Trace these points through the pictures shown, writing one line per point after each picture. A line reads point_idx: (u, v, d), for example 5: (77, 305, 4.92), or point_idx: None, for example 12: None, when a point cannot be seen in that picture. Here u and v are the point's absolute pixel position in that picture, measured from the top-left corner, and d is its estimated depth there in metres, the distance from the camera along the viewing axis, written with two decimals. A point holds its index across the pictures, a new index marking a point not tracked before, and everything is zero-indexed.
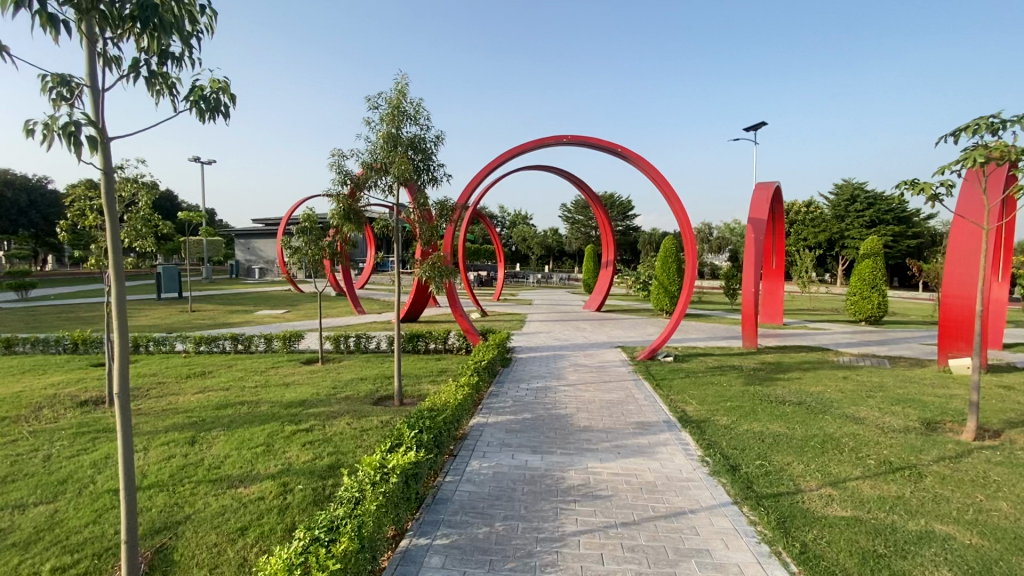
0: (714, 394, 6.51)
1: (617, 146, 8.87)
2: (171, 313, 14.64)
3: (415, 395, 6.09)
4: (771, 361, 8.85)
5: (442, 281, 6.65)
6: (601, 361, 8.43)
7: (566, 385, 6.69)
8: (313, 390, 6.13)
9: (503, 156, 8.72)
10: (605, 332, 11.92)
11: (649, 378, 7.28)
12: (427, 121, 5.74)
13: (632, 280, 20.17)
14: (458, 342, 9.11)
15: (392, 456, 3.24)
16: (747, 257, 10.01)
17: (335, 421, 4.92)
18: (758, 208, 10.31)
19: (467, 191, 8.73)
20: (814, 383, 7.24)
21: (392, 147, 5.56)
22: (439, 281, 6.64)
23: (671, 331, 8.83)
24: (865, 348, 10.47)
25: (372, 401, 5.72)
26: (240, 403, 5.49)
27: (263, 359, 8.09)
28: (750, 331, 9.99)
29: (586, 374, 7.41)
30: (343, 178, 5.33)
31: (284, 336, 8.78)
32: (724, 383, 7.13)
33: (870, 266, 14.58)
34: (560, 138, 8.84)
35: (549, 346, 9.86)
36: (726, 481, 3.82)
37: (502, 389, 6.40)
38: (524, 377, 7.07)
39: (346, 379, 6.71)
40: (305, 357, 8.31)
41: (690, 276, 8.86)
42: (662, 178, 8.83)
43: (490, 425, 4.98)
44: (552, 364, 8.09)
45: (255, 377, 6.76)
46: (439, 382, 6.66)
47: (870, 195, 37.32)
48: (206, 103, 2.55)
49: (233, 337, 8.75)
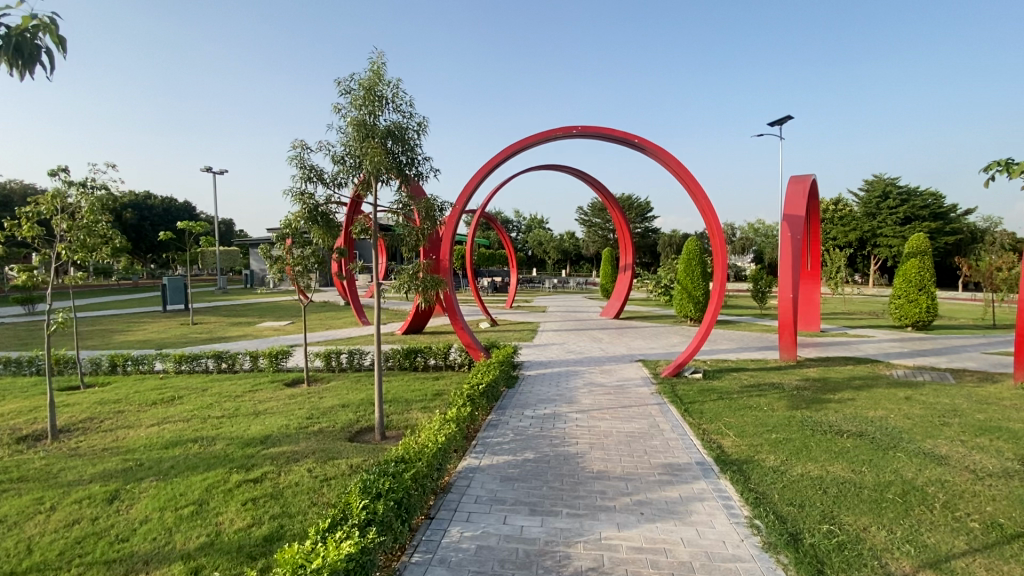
0: (754, 422, 5.47)
1: (634, 137, 7.92)
2: (171, 327, 14.10)
3: (399, 427, 5.23)
4: (815, 376, 7.75)
5: (432, 291, 5.72)
6: (620, 379, 7.46)
7: (578, 412, 5.73)
8: (285, 421, 5.32)
9: (506, 152, 7.85)
10: (623, 342, 10.90)
11: (676, 401, 6.29)
12: (409, 107, 4.88)
13: (652, 284, 19.08)
14: (460, 357, 8.25)
15: (325, 544, 2.35)
16: (783, 260, 8.94)
17: (294, 466, 4.08)
18: (795, 204, 9.22)
19: (465, 192, 7.90)
20: (873, 406, 6.14)
21: (366, 137, 4.71)
22: (430, 292, 5.71)
23: (699, 344, 7.79)
24: (920, 360, 9.27)
25: (348, 437, 4.87)
26: (193, 441, 4.69)
27: (243, 381, 7.34)
28: (789, 342, 8.92)
29: (602, 396, 6.44)
30: (306, 174, 4.48)
31: (269, 353, 8.04)
32: (765, 407, 6.08)
33: (917, 266, 13.13)
34: (570, 129, 7.90)
35: (561, 361, 8.90)
36: (788, 562, 2.83)
37: (503, 418, 5.49)
38: (529, 401, 6.14)
39: (325, 407, 5.88)
40: (290, 377, 7.52)
41: (720, 282, 7.82)
42: (687, 173, 7.84)
43: (481, 471, 4.07)
44: (564, 383, 7.17)
45: (225, 405, 5.98)
46: (430, 409, 5.77)
47: (902, 191, 35.65)
48: (16, 44, 1.73)
49: (215, 355, 8.04)
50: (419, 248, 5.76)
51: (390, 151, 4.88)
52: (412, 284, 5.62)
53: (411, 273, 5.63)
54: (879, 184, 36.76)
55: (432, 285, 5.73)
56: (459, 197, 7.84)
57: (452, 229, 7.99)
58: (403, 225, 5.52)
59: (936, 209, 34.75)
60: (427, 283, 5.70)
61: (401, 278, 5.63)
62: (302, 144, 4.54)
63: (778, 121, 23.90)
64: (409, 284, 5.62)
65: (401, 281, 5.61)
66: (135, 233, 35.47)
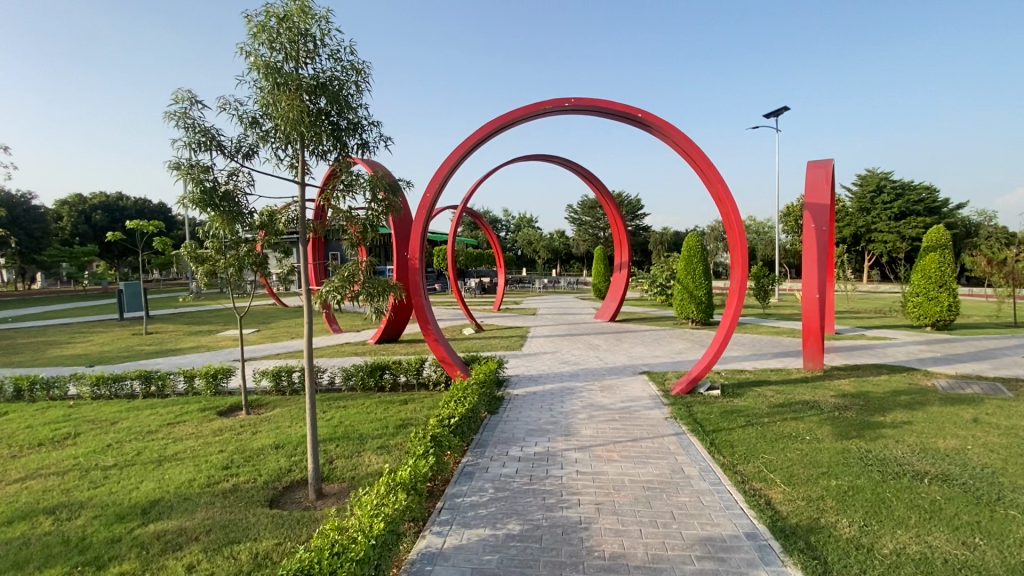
0: (803, 462, 4.28)
1: (636, 111, 6.66)
2: (119, 337, 12.68)
3: (344, 479, 3.98)
4: (852, 391, 6.61)
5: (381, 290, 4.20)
6: (625, 399, 6.20)
7: (578, 450, 4.48)
8: (192, 472, 4.03)
9: (484, 130, 6.58)
10: (623, 350, 9.67)
11: (696, 428, 5.13)
12: (348, 53, 3.66)
13: (646, 284, 17.97)
14: (436, 374, 6.96)
15: None
16: (806, 256, 7.86)
17: (164, 561, 2.80)
18: (817, 191, 8.06)
19: (436, 178, 6.63)
20: (939, 434, 5.00)
21: (286, 89, 3.49)
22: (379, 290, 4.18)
23: (716, 355, 6.59)
24: (960, 367, 8.16)
25: (270, 500, 3.61)
26: (44, 514, 3.43)
27: (169, 408, 6.03)
28: (814, 349, 7.87)
29: (606, 424, 5.22)
30: (196, 139, 3.21)
31: (207, 373, 6.74)
32: (811, 438, 4.86)
33: (937, 260, 12.17)
34: (562, 101, 6.62)
35: (554, 375, 7.64)
36: None
37: (481, 462, 4.23)
38: (515, 435, 4.88)
39: (254, 448, 4.58)
40: (226, 403, 6.21)
41: (739, 283, 6.64)
42: (699, 153, 6.61)
43: (443, 562, 2.80)
44: (558, 406, 5.95)
45: (127, 448, 4.67)
46: (390, 449, 4.52)
47: (896, 185, 34.95)
48: None
49: (142, 376, 6.72)
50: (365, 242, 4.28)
51: (322, 110, 3.65)
52: (343, 293, 3.97)
53: (343, 275, 4.01)
54: (872, 180, 36.01)
55: (382, 290, 4.16)
56: (429, 184, 6.57)
57: (423, 222, 6.79)
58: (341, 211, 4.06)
59: (930, 203, 34.05)
60: (375, 288, 4.13)
61: (326, 280, 4.00)
62: (190, 95, 3.21)
63: (772, 112, 22.85)
64: (338, 293, 4.00)
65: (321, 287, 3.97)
66: (103, 235, 33.70)
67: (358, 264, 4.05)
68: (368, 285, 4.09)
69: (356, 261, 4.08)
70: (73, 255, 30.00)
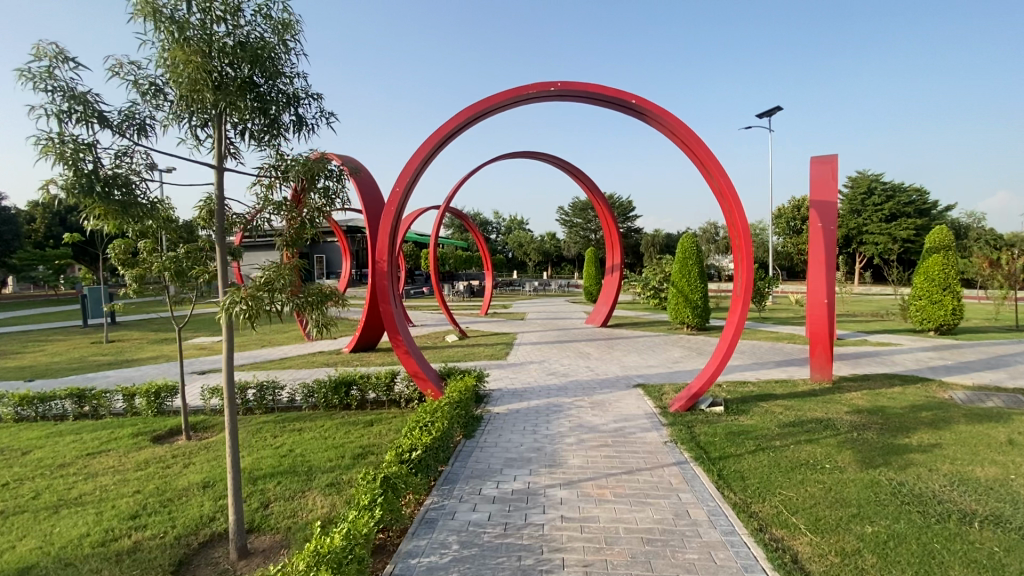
0: (829, 499, 3.63)
1: (630, 97, 5.96)
2: (76, 347, 11.81)
3: (278, 530, 3.26)
4: (867, 406, 5.99)
5: (318, 307, 3.10)
6: (619, 419, 5.52)
7: (565, 487, 3.79)
8: (88, 526, 3.29)
9: (461, 117, 5.89)
10: (615, 359, 9.00)
11: (701, 454, 4.47)
12: (277, 6, 2.96)
13: (638, 287, 17.39)
14: (408, 390, 6.23)
15: None
16: (813, 257, 7.26)
17: None
18: (823, 188, 7.43)
19: (407, 172, 5.92)
20: (977, 459, 4.38)
21: (193, 45, 2.81)
22: (313, 307, 3.08)
23: (718, 367, 5.93)
24: (976, 376, 7.60)
25: (176, 561, 2.91)
26: None
27: (96, 433, 5.25)
28: (822, 358, 7.27)
29: (598, 451, 4.53)
30: (61, 105, 2.54)
31: (147, 390, 5.96)
32: (832, 468, 4.20)
33: (940, 263, 11.70)
34: (548, 86, 5.92)
35: (540, 388, 6.95)
36: None
37: (446, 506, 3.52)
38: (491, 467, 4.18)
39: (178, 487, 3.85)
40: (165, 426, 5.44)
41: (745, 289, 5.98)
42: (699, 144, 5.94)
43: None
44: (543, 427, 5.26)
45: (23, 488, 3.90)
46: (341, 487, 3.80)
47: (887, 186, 34.83)
48: None
49: (73, 394, 5.94)
50: (306, 231, 3.40)
51: (242, 76, 2.95)
52: (258, 304, 2.82)
53: (256, 284, 2.89)
54: (863, 180, 35.81)
55: (316, 300, 3.08)
56: (399, 178, 5.87)
57: (393, 221, 6.08)
58: (276, 204, 3.30)
59: (921, 205, 33.89)
60: (306, 297, 3.05)
61: (232, 291, 2.86)
62: (59, 51, 2.56)
63: (764, 112, 22.50)
64: (251, 305, 2.84)
65: (225, 300, 2.83)
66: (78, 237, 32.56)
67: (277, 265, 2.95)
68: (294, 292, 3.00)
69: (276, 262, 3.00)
70: (44, 258, 28.82)
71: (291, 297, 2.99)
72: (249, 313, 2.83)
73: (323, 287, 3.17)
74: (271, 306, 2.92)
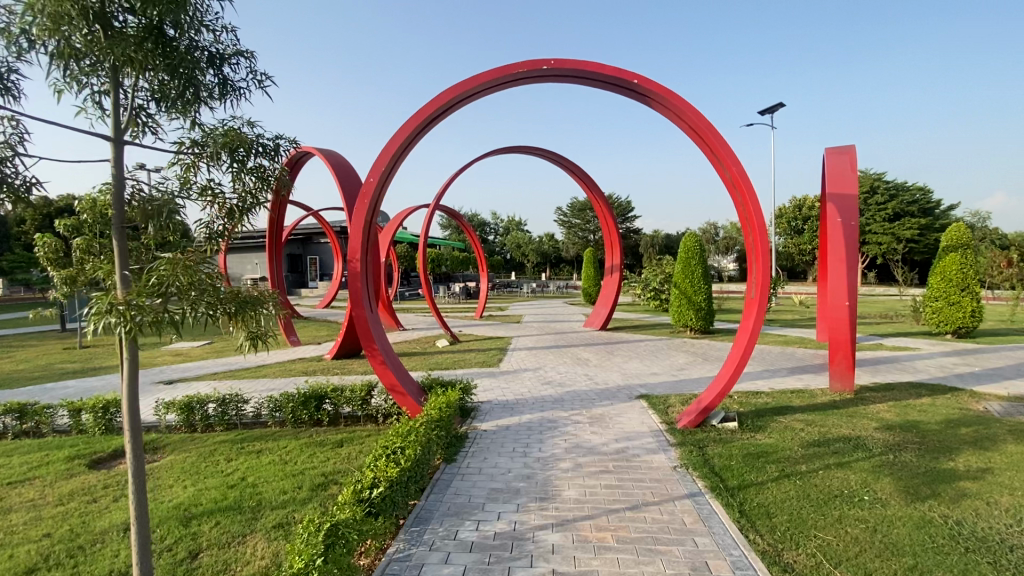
0: (875, 545, 3.01)
1: (632, 77, 5.35)
2: (47, 353, 11.13)
3: None
4: (898, 421, 5.37)
5: (239, 314, 2.37)
6: (621, 438, 4.89)
7: (559, 529, 3.16)
8: None
9: (442, 99, 5.27)
10: (615, 366, 8.36)
11: (717, 483, 3.83)
12: None
13: (638, 288, 16.79)
14: (386, 404, 5.59)
15: None
16: (832, 256, 6.64)
17: None
18: (841, 181, 6.84)
19: (382, 160, 5.30)
20: None
21: None
22: (234, 317, 2.36)
23: (731, 378, 5.28)
24: (1009, 385, 6.98)
25: None
26: None
27: (28, 456, 4.62)
28: (842, 366, 6.63)
29: (599, 480, 3.90)
30: None
31: (93, 404, 5.33)
32: (871, 500, 3.58)
33: (957, 262, 11.09)
34: (539, 64, 5.30)
35: (534, 400, 6.32)
36: None
37: (413, 557, 2.88)
38: (473, 502, 3.54)
39: (93, 529, 3.22)
40: (109, 447, 4.80)
41: (761, 290, 5.34)
42: (709, 128, 5.33)
43: None
44: (534, 448, 4.62)
45: None
46: (287, 530, 3.17)
47: (890, 185, 34.30)
48: None
49: (13, 410, 5.32)
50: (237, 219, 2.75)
51: (145, 23, 2.33)
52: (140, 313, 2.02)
53: (140, 287, 2.09)
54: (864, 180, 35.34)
55: (235, 308, 2.34)
56: (373, 167, 5.24)
57: (366, 215, 5.43)
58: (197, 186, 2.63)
59: (924, 205, 33.36)
60: (216, 301, 2.29)
61: (101, 296, 2.04)
62: None
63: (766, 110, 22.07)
64: (128, 311, 2.01)
65: (93, 305, 2.01)
66: None
67: (173, 258, 2.17)
68: (199, 294, 2.22)
69: (171, 254, 2.22)
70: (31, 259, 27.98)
71: (198, 304, 2.22)
72: (127, 324, 2.01)
73: (243, 290, 2.42)
74: (164, 315, 2.12)
